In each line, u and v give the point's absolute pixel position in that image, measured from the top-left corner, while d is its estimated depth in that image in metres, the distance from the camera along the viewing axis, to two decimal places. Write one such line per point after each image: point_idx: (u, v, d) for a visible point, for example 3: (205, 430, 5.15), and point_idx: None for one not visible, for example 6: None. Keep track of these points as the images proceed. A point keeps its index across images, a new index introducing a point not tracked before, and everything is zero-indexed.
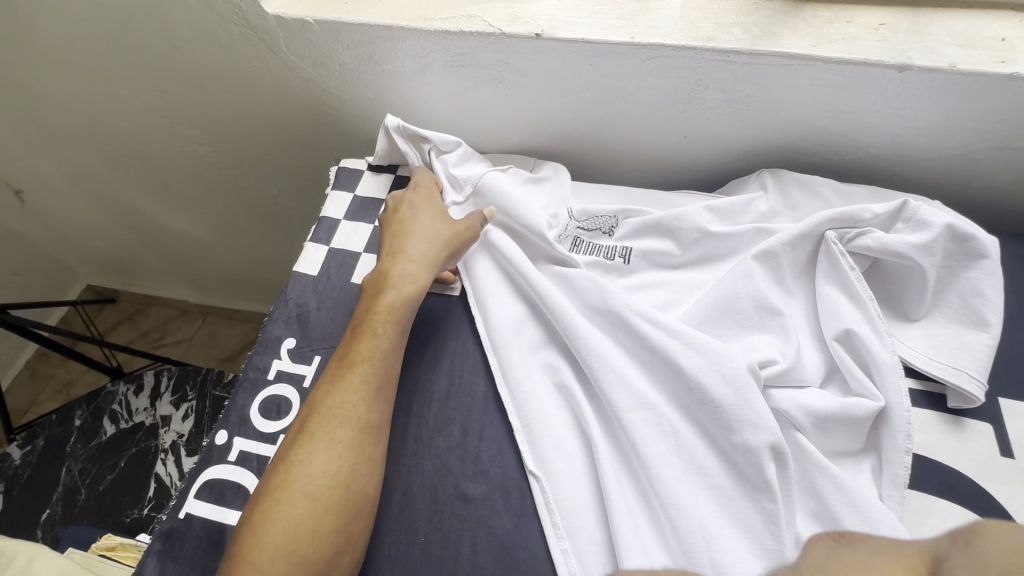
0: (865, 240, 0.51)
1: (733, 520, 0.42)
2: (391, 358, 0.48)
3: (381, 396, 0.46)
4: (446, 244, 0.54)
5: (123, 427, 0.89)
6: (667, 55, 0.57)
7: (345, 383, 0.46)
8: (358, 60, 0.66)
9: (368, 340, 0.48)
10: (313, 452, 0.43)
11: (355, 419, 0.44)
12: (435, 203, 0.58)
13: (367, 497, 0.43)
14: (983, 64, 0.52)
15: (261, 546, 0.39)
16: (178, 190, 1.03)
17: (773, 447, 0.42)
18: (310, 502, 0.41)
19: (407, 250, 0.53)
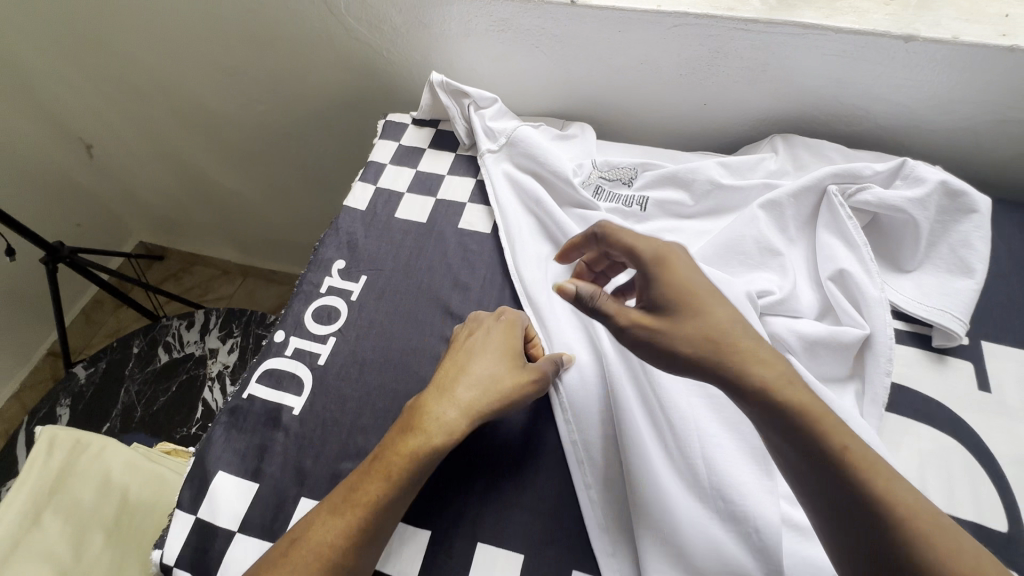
0: (865, 195, 0.56)
1: (726, 423, 0.48)
2: (394, 515, 0.42)
3: (367, 548, 0.41)
4: (497, 393, 0.46)
5: (175, 356, 0.99)
6: (690, 24, 0.62)
7: (335, 525, 0.41)
8: (409, 24, 0.73)
9: (379, 481, 0.42)
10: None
11: (333, 570, 0.40)
12: (515, 340, 0.50)
13: None
14: (985, 37, 0.56)
15: None
16: (234, 148, 1.12)
17: None
18: None
19: (458, 389, 0.46)
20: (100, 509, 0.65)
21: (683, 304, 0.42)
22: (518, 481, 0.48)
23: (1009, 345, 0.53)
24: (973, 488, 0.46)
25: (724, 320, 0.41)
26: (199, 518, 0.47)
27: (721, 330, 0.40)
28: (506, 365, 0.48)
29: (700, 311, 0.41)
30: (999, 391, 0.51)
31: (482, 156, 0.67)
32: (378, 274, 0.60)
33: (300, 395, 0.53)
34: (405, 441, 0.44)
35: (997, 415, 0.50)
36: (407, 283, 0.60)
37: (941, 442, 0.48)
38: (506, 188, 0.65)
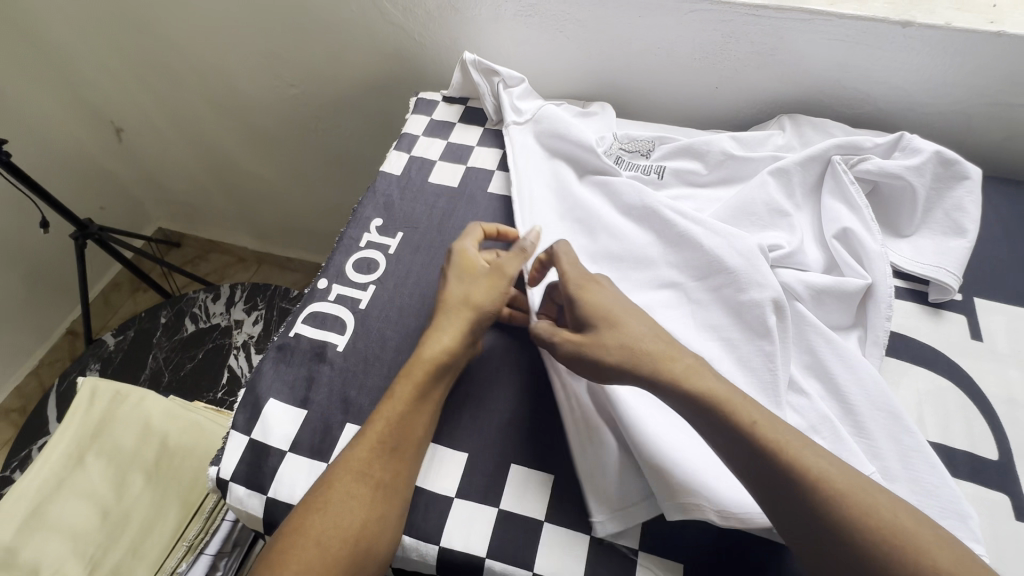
0: (866, 165, 0.60)
1: (739, 361, 0.52)
2: (414, 425, 0.47)
3: (398, 457, 0.45)
4: (469, 310, 0.50)
5: (201, 326, 1.02)
6: (705, 9, 0.68)
7: (363, 448, 0.45)
8: (442, 9, 0.79)
9: (390, 401, 0.47)
10: (324, 519, 0.42)
11: (374, 483, 0.44)
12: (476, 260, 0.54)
13: (375, 553, 0.43)
14: (975, 24, 0.62)
15: None
16: (260, 131, 1.17)
17: (775, 301, 0.52)
18: (321, 552, 0.41)
19: (435, 319, 0.51)
20: (140, 453, 0.69)
21: (604, 320, 0.47)
22: (549, 411, 0.52)
23: (1000, 301, 0.58)
24: (966, 423, 0.51)
25: (638, 330, 0.46)
26: (252, 439, 0.50)
27: (635, 336, 0.46)
28: (475, 277, 0.52)
29: (617, 325, 0.47)
30: (990, 340, 0.55)
31: (506, 127, 0.72)
32: (413, 231, 0.65)
33: (344, 335, 0.57)
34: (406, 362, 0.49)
35: (988, 360, 0.54)
36: (440, 239, 0.64)
37: (936, 382, 0.53)
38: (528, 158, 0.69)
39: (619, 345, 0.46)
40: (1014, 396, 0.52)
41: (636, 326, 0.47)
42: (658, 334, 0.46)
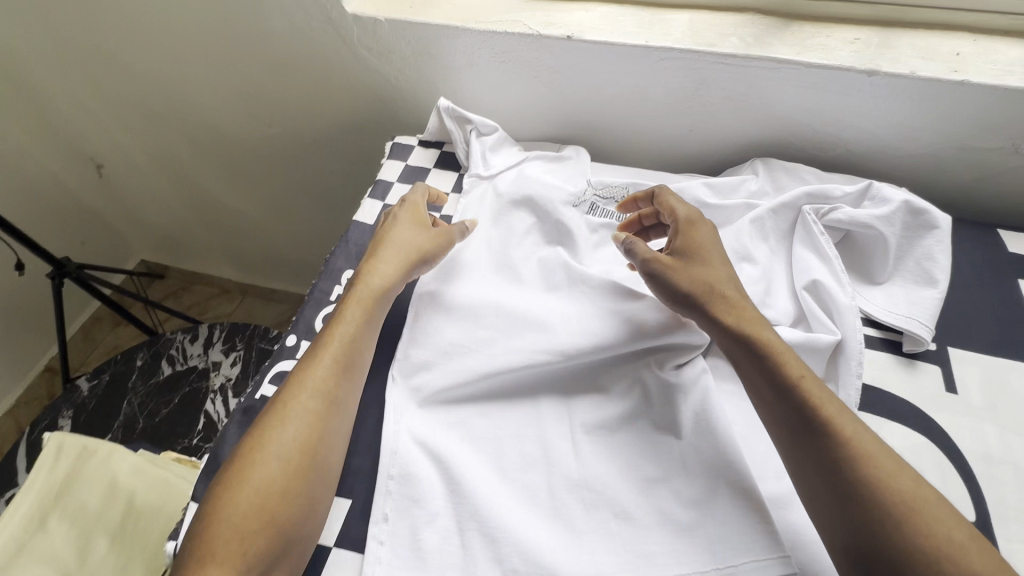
0: (837, 214, 0.61)
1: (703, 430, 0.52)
2: (360, 349, 0.54)
3: (347, 376, 0.52)
4: (418, 253, 0.61)
5: (178, 369, 1.00)
6: (675, 57, 0.68)
7: (316, 369, 0.51)
8: (416, 55, 0.79)
9: (342, 325, 0.54)
10: (277, 430, 0.47)
11: (324, 398, 0.50)
12: (421, 210, 0.65)
13: (329, 467, 0.48)
14: (940, 72, 0.62)
15: (235, 500, 0.44)
16: (240, 168, 1.16)
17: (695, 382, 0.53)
18: (282, 464, 0.46)
19: (385, 254, 0.60)
20: (104, 514, 0.67)
21: (698, 257, 0.56)
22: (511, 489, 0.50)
23: (974, 351, 0.58)
24: (942, 481, 0.50)
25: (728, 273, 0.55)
26: None
27: (727, 278, 0.54)
28: (416, 225, 0.63)
29: (711, 265, 0.55)
30: (965, 393, 0.55)
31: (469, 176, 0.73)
32: None
33: None
34: (355, 290, 0.57)
35: (964, 414, 0.53)
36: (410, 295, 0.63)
37: (910, 439, 0.52)
38: (497, 206, 0.70)
39: (701, 271, 0.55)
40: (990, 452, 0.51)
41: (725, 269, 0.56)
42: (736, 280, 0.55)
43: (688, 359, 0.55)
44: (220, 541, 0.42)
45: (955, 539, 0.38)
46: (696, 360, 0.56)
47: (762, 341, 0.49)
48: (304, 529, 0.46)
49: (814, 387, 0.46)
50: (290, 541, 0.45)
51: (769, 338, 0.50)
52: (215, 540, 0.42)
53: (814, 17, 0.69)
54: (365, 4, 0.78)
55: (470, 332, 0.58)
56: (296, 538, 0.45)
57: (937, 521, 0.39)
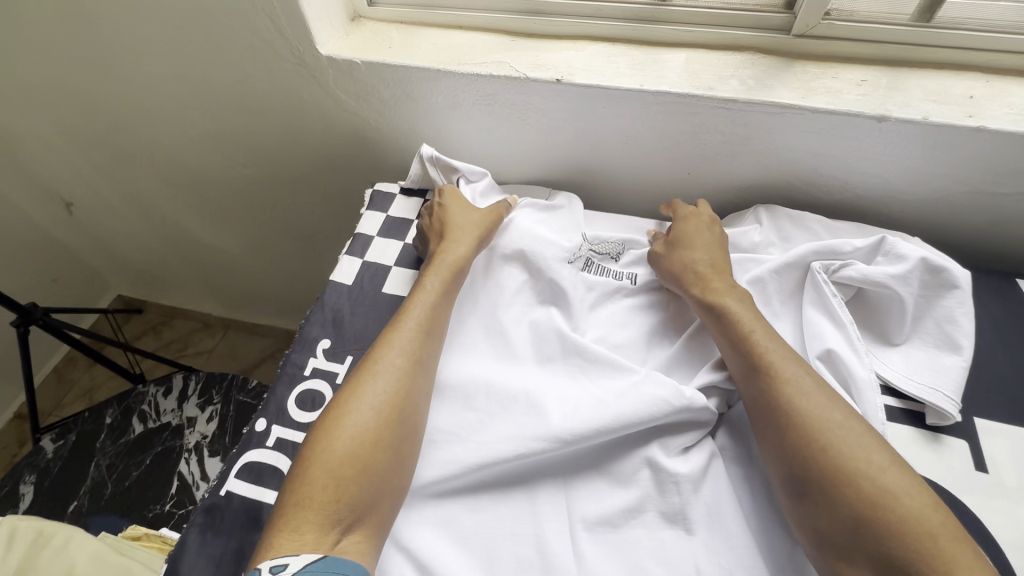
0: (849, 271, 0.57)
1: (714, 528, 0.47)
2: (437, 319, 0.56)
3: (428, 339, 0.55)
4: (480, 229, 0.64)
5: (151, 426, 0.95)
6: (672, 101, 0.64)
7: (399, 333, 0.54)
8: (396, 97, 0.75)
9: (420, 293, 0.58)
10: (364, 387, 0.50)
11: (409, 359, 0.52)
12: (464, 196, 0.68)
13: (416, 424, 0.50)
14: (953, 118, 0.58)
15: (329, 450, 0.46)
16: (217, 206, 1.11)
17: (700, 470, 0.49)
18: (374, 415, 0.48)
19: (451, 228, 0.64)
20: None
21: (682, 242, 0.62)
22: None
23: (1002, 422, 0.53)
24: None
25: (708, 256, 0.60)
26: None
27: (704, 262, 0.59)
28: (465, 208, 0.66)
29: (691, 248, 0.61)
30: (996, 472, 0.50)
31: None
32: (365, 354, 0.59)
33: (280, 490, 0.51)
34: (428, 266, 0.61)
35: (997, 498, 0.49)
36: None
37: None
38: (486, 264, 0.65)
39: (681, 254, 0.61)
40: None
41: (705, 251, 0.60)
42: (716, 263, 0.59)
43: (695, 441, 0.52)
44: (312, 488, 0.44)
45: (876, 462, 0.43)
46: (705, 442, 0.52)
47: (726, 308, 0.54)
48: (392, 487, 0.47)
49: (772, 344, 0.51)
50: (379, 496, 0.46)
51: (735, 306, 0.54)
52: (306, 487, 0.44)
53: (817, 56, 0.65)
54: (341, 45, 0.73)
55: (460, 416, 0.54)
56: (385, 495, 0.46)
57: (849, 448, 0.44)
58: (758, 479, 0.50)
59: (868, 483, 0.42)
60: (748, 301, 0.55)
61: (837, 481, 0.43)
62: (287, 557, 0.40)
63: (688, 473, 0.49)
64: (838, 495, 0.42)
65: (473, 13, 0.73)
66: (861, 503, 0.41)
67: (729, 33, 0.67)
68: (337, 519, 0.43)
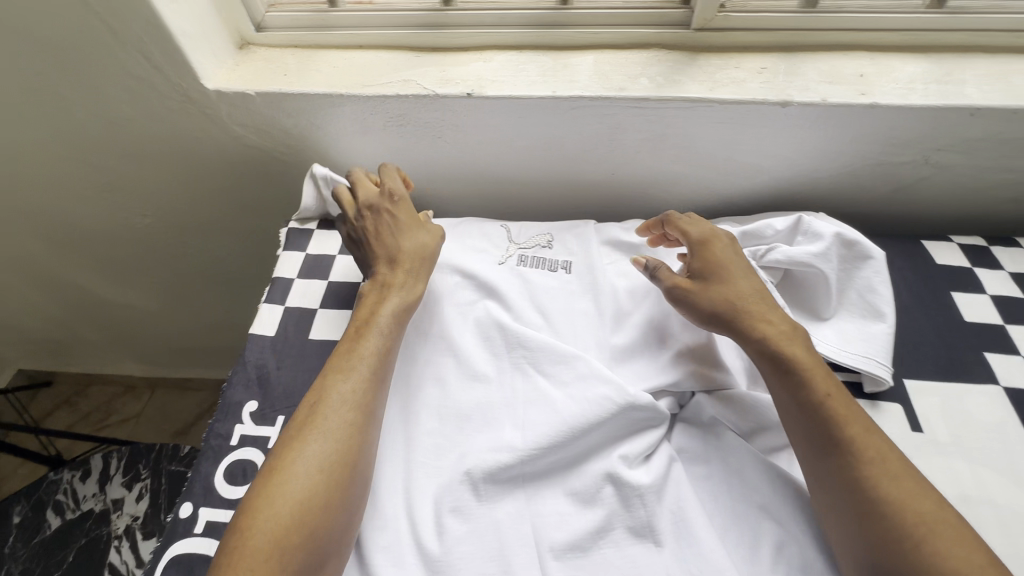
0: (775, 254, 0.58)
1: (682, 537, 0.46)
2: (391, 359, 0.52)
3: (379, 383, 0.50)
4: (427, 262, 0.59)
5: (69, 518, 0.84)
6: (586, 105, 0.63)
7: (341, 377, 0.49)
8: (301, 127, 0.70)
9: (371, 332, 0.52)
10: (301, 444, 0.44)
11: (360, 409, 0.47)
12: (410, 216, 0.61)
13: (366, 475, 0.46)
14: (849, 97, 0.61)
15: (270, 512, 0.41)
16: (119, 261, 1.00)
17: (662, 479, 0.48)
18: (322, 471, 0.43)
19: (401, 270, 0.57)
20: None
21: (718, 275, 0.55)
22: None
23: (927, 380, 0.56)
24: None
25: (748, 291, 0.53)
26: None
27: (742, 297, 0.53)
28: (393, 218, 0.60)
29: (729, 283, 0.54)
30: (930, 429, 0.53)
31: None
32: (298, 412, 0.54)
33: None
34: (386, 304, 0.54)
35: (936, 455, 0.51)
36: None
37: None
38: None
39: (721, 290, 0.53)
40: (969, 492, 0.49)
41: (746, 281, 0.55)
42: (760, 301, 0.53)
43: (654, 446, 0.50)
44: (255, 560, 0.39)
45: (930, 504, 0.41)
46: (662, 446, 0.51)
47: (793, 358, 0.49)
48: (343, 542, 0.43)
49: (841, 406, 0.46)
50: (326, 556, 0.42)
51: (804, 356, 0.49)
52: (245, 554, 0.39)
53: (718, 49, 0.67)
54: (230, 77, 0.67)
55: (416, 441, 0.51)
56: (332, 553, 0.43)
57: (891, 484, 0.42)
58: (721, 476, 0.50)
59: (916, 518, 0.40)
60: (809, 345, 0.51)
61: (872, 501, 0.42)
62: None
63: (650, 482, 0.47)
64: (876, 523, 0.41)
65: (372, 31, 0.69)
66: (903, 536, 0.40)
67: (632, 32, 0.67)
68: None
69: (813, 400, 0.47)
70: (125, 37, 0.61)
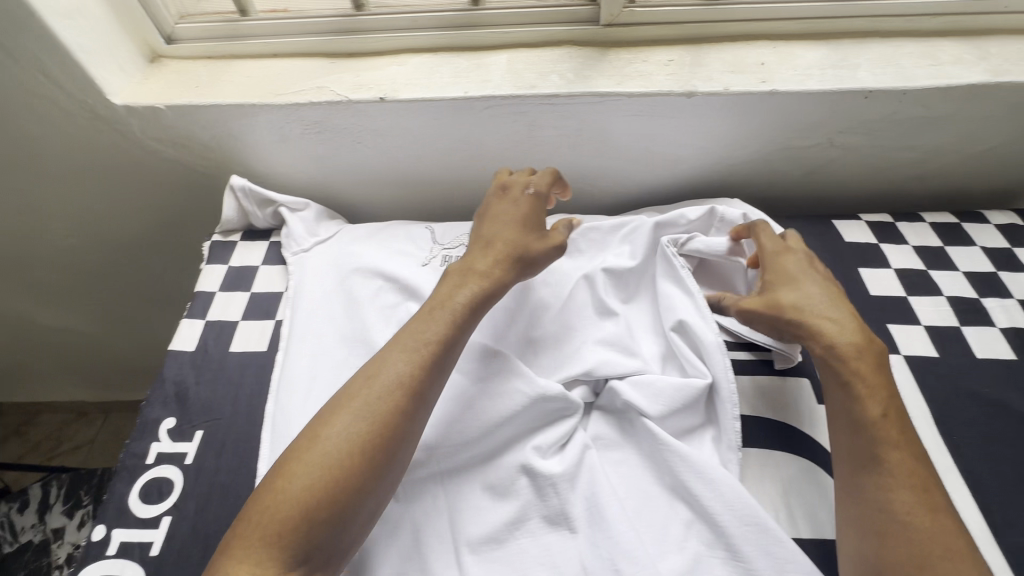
0: (696, 243, 0.60)
1: (594, 524, 0.47)
2: (454, 344, 0.49)
3: (433, 369, 0.46)
4: (528, 262, 0.55)
5: (7, 552, 0.82)
6: (499, 104, 0.64)
7: (402, 355, 0.46)
8: (218, 139, 0.70)
9: (440, 311, 0.49)
10: (343, 417, 0.43)
11: (404, 390, 0.45)
12: (535, 217, 0.59)
13: (402, 458, 0.44)
14: (749, 85, 0.63)
15: (297, 478, 0.40)
16: (51, 285, 0.98)
17: (575, 467, 0.49)
18: (355, 446, 0.42)
19: (504, 267, 0.54)
20: None
21: (787, 286, 0.53)
22: None
23: None
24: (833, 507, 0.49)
25: (814, 304, 0.51)
26: None
27: (812, 310, 0.51)
28: (514, 211, 0.59)
29: (799, 297, 0.52)
30: None
31: (292, 257, 0.66)
32: (216, 426, 0.54)
33: None
34: (477, 298, 0.51)
35: None
36: (251, 427, 0.54)
37: (799, 465, 0.51)
38: (340, 294, 0.62)
39: (789, 302, 0.52)
40: None
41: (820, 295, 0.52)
42: (831, 314, 0.51)
43: (568, 435, 0.51)
44: (276, 520, 0.39)
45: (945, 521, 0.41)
46: (577, 435, 0.52)
47: (852, 373, 0.47)
48: (367, 520, 0.42)
49: (893, 431, 0.45)
50: (348, 528, 0.41)
51: (869, 376, 0.47)
52: (266, 512, 0.39)
53: (627, 43, 0.68)
54: (139, 91, 0.66)
55: None
56: (357, 527, 0.41)
57: (913, 506, 0.42)
58: (634, 461, 0.51)
59: (927, 538, 0.40)
60: (882, 366, 0.48)
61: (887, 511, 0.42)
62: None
63: (562, 471, 0.48)
64: (883, 535, 0.41)
65: (285, 38, 0.69)
66: (911, 554, 0.40)
67: (542, 30, 0.68)
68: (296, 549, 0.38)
69: (865, 419, 0.45)
70: (20, 56, 0.59)
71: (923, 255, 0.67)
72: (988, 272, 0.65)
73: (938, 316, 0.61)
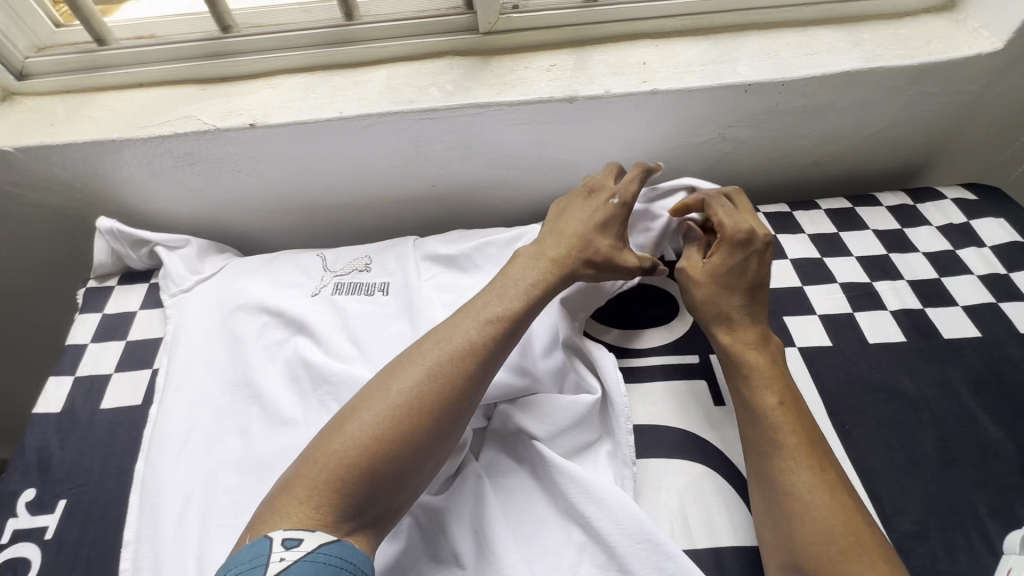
0: None
1: (486, 557, 0.45)
2: (521, 321, 0.48)
3: (501, 343, 0.46)
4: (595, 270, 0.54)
5: None
6: (378, 122, 0.62)
7: (473, 322, 0.47)
8: (83, 178, 0.65)
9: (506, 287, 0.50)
10: (415, 370, 0.43)
11: (469, 357, 0.44)
12: (611, 225, 0.55)
13: (459, 426, 0.43)
14: (630, 86, 0.62)
15: (361, 427, 0.40)
16: None
17: (462, 501, 0.48)
18: (420, 401, 0.41)
19: (572, 265, 0.53)
20: None
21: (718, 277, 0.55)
22: None
23: None
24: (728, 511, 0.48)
25: (735, 302, 0.54)
26: None
27: (732, 306, 0.53)
28: (590, 212, 0.56)
29: (724, 290, 0.54)
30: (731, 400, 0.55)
31: (172, 297, 0.62)
32: (81, 493, 0.50)
33: None
34: (541, 292, 0.51)
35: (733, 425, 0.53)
36: (121, 490, 0.50)
37: (695, 471, 0.50)
38: (222, 333, 0.59)
39: (710, 292, 0.55)
40: None
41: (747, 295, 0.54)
42: (747, 312, 0.53)
43: (456, 468, 0.50)
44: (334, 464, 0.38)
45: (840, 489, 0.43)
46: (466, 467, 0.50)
47: (750, 363, 0.50)
48: (417, 480, 0.41)
49: (790, 415, 0.47)
50: (401, 486, 0.40)
51: (765, 366, 0.50)
52: (322, 457, 0.39)
53: (510, 50, 0.67)
54: None
55: (209, 505, 0.48)
56: (408, 485, 0.41)
57: (814, 483, 0.43)
58: (526, 487, 0.50)
59: (829, 513, 0.41)
60: (778, 361, 0.51)
61: (789, 489, 0.43)
62: (298, 532, 0.36)
63: (447, 507, 0.48)
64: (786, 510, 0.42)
65: (148, 66, 0.65)
66: (813, 532, 0.41)
67: (420, 42, 0.65)
68: (349, 497, 0.38)
69: (764, 401, 0.48)
70: None
71: (818, 243, 0.67)
72: (879, 254, 0.66)
73: (831, 304, 0.61)
